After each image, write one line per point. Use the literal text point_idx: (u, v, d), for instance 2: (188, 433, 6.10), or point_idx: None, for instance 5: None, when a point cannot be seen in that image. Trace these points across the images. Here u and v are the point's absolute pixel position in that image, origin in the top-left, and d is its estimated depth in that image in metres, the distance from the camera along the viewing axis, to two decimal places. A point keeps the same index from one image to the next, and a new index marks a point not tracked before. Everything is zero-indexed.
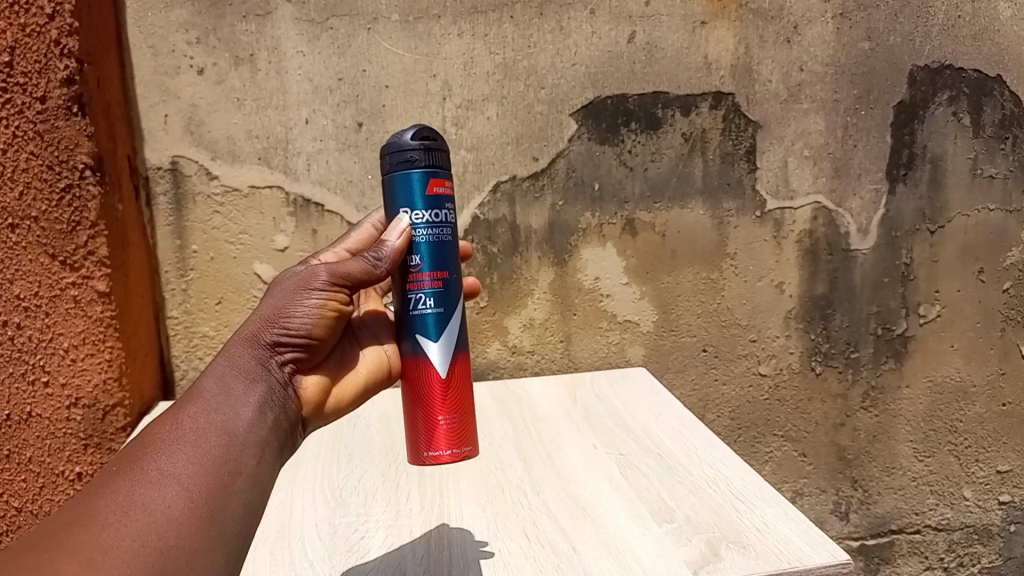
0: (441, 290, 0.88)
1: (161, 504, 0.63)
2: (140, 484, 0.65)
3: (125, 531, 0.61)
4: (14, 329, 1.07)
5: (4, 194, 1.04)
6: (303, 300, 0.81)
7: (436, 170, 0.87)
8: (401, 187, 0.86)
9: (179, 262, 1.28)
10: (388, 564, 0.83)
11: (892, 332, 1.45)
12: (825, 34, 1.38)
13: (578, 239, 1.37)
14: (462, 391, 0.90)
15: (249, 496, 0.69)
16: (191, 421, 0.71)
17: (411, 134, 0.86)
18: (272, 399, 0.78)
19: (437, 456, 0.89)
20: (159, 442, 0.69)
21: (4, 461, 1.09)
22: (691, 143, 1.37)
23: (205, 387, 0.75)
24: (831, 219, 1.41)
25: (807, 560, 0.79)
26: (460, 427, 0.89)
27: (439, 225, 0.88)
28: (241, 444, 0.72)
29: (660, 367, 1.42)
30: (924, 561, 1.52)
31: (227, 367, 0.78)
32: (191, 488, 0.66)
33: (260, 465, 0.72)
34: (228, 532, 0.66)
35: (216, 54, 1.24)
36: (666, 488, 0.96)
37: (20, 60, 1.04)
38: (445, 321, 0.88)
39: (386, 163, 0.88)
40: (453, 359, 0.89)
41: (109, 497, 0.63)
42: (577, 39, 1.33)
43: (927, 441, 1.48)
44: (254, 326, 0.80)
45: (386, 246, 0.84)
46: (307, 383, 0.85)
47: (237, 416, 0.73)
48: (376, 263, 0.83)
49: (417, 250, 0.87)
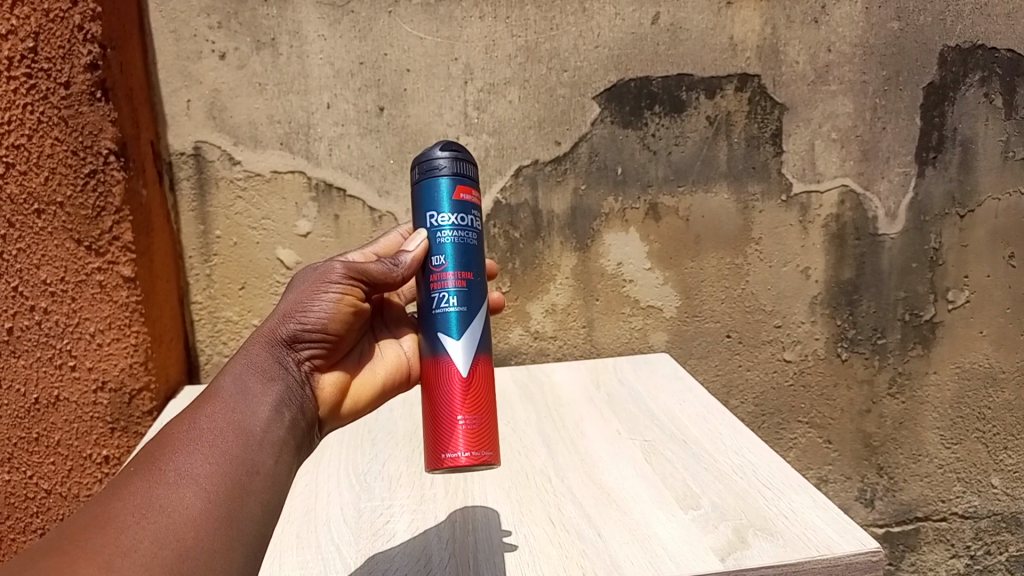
0: (464, 289, 0.87)
1: (180, 504, 0.63)
2: (159, 484, 0.65)
3: (143, 532, 0.60)
4: (41, 315, 1.08)
5: (29, 179, 1.04)
6: (320, 296, 0.81)
7: (463, 178, 0.87)
8: (429, 193, 0.87)
9: (202, 247, 1.29)
10: (414, 549, 0.83)
11: (919, 318, 1.42)
12: (853, 14, 1.35)
13: (600, 224, 1.35)
14: (483, 393, 0.87)
15: (267, 494, 0.70)
16: (208, 421, 0.71)
17: (440, 146, 0.87)
18: (289, 398, 0.78)
19: (455, 459, 0.84)
20: (176, 442, 0.69)
21: (33, 444, 1.10)
22: (715, 126, 1.35)
23: (223, 385, 0.76)
24: (859, 203, 1.39)
25: (837, 548, 0.79)
26: (480, 429, 0.85)
27: (466, 228, 0.87)
28: (258, 444, 0.72)
29: (683, 353, 1.41)
30: (950, 549, 1.49)
31: (244, 365, 0.78)
32: (209, 489, 0.66)
33: (278, 464, 0.73)
34: (247, 530, 0.66)
35: (237, 39, 1.24)
36: (691, 474, 0.95)
37: (44, 45, 1.03)
38: (468, 321, 0.87)
39: (416, 172, 0.89)
40: (474, 360, 0.87)
41: (127, 498, 0.63)
42: (600, 21, 1.31)
43: (954, 427, 1.46)
44: (272, 323, 0.81)
45: (405, 254, 0.86)
46: (326, 383, 0.85)
47: (253, 415, 0.74)
48: (393, 267, 0.85)
49: (441, 251, 0.86)
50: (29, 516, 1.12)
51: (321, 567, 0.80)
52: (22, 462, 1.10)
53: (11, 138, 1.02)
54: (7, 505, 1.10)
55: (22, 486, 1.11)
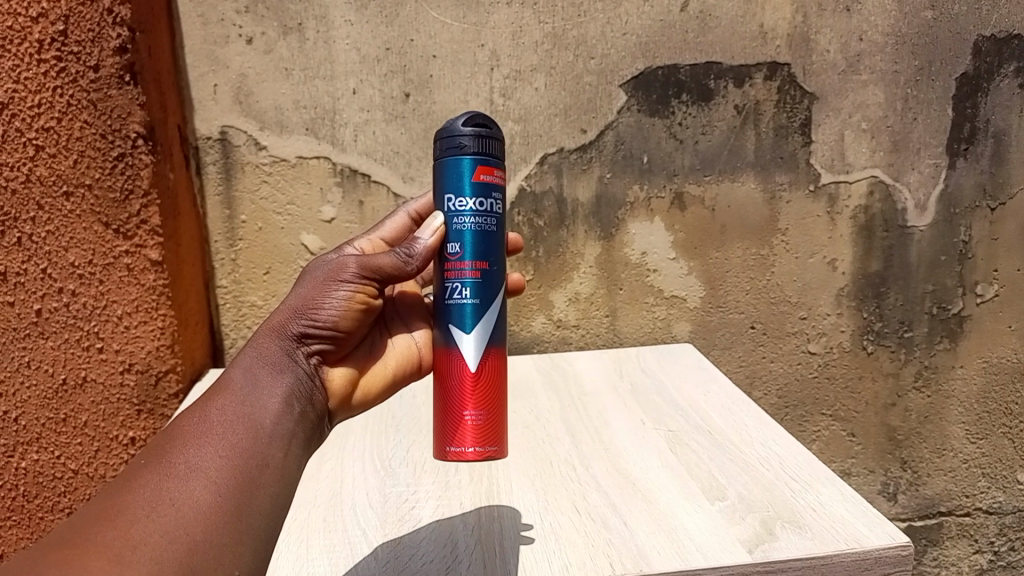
0: (480, 280, 0.84)
1: (189, 498, 0.64)
2: (169, 478, 0.65)
3: (152, 527, 0.61)
4: (69, 297, 1.09)
5: (58, 162, 1.06)
6: (331, 293, 0.80)
7: (486, 158, 0.83)
8: (449, 174, 0.84)
9: (228, 232, 1.29)
10: (440, 535, 0.83)
11: (947, 311, 1.41)
12: (886, 2, 1.33)
13: (625, 213, 1.35)
14: (493, 387, 0.86)
15: (278, 489, 0.70)
16: (218, 414, 0.72)
17: (463, 120, 0.83)
18: (298, 390, 0.78)
19: (462, 453, 0.85)
20: (187, 435, 0.69)
21: (60, 425, 1.12)
22: (743, 115, 1.34)
23: (233, 377, 0.76)
24: (888, 195, 1.37)
25: (866, 542, 0.78)
26: (486, 424, 0.85)
27: (485, 214, 0.84)
28: (268, 435, 0.72)
29: (707, 344, 1.40)
30: (973, 545, 1.48)
31: (254, 358, 0.78)
32: (218, 482, 0.66)
33: (288, 456, 0.73)
34: (257, 524, 0.67)
35: (265, 23, 1.24)
36: (717, 465, 0.95)
37: (74, 29, 1.04)
38: (482, 313, 0.84)
39: (438, 147, 0.85)
40: (486, 353, 0.85)
41: (138, 490, 0.64)
42: (628, 8, 1.30)
43: (980, 423, 1.44)
44: (282, 317, 0.80)
45: (418, 243, 0.83)
46: (335, 376, 0.84)
47: (263, 408, 0.74)
48: (407, 259, 0.82)
49: (458, 238, 0.83)
50: (57, 495, 1.13)
51: (348, 551, 0.80)
52: (50, 441, 1.11)
53: (42, 121, 1.04)
54: (36, 483, 1.12)
55: (50, 466, 1.12)
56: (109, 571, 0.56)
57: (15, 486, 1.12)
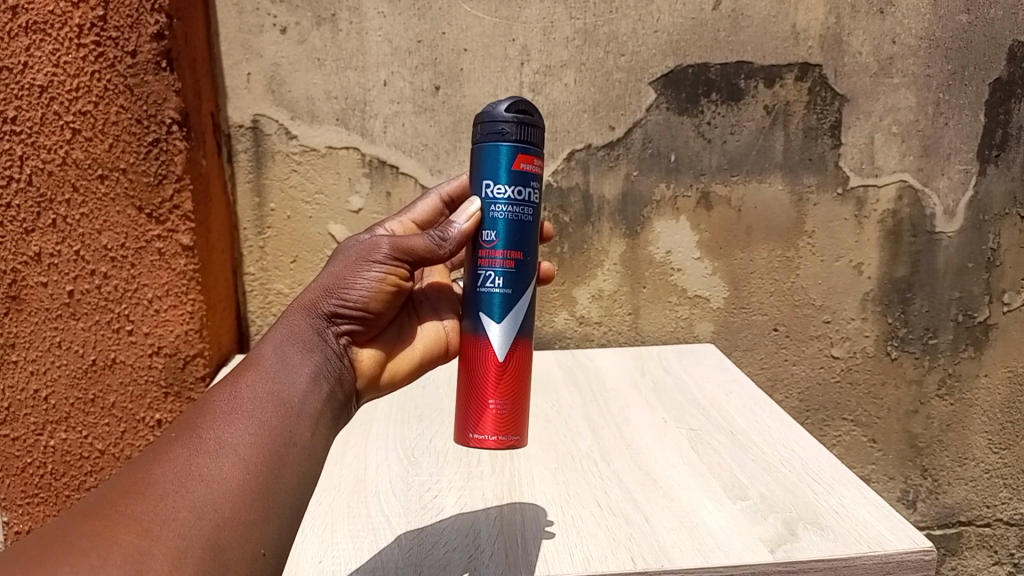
0: (512, 270, 0.85)
1: (217, 474, 0.65)
2: (199, 453, 0.66)
3: (181, 501, 0.62)
4: (101, 279, 1.10)
5: (94, 145, 1.07)
6: (363, 273, 0.81)
7: (526, 147, 0.83)
8: (488, 159, 0.84)
9: (257, 220, 1.30)
10: (462, 524, 0.83)
11: (973, 319, 1.40)
12: (921, 5, 1.31)
13: (651, 211, 1.35)
14: (518, 378, 0.86)
15: (303, 468, 0.71)
16: (249, 391, 0.73)
17: (506, 106, 0.83)
18: (327, 369, 0.79)
19: (482, 440, 0.85)
20: (217, 412, 0.70)
21: (88, 405, 1.13)
22: (773, 116, 1.33)
23: (263, 353, 0.77)
24: (917, 200, 1.36)
25: (889, 545, 0.78)
26: (510, 414, 0.85)
27: (522, 204, 0.84)
28: (296, 413, 0.73)
29: (728, 344, 1.40)
30: (993, 555, 1.47)
31: (285, 335, 0.79)
32: (246, 459, 0.67)
33: (315, 436, 0.73)
34: (283, 502, 0.67)
35: (298, 13, 1.25)
36: (738, 464, 0.95)
37: (113, 14, 1.05)
38: (512, 303, 0.85)
39: (478, 132, 0.85)
40: (513, 344, 0.86)
41: (169, 465, 0.65)
42: (659, 5, 1.30)
43: (1003, 432, 1.43)
44: (314, 295, 0.81)
45: (453, 227, 0.83)
46: (363, 356, 0.85)
47: (293, 386, 0.75)
48: (441, 243, 0.83)
49: (493, 226, 0.84)
50: (82, 474, 1.15)
51: (371, 536, 0.81)
52: (78, 421, 1.14)
53: (79, 105, 1.06)
54: (63, 462, 1.15)
55: (77, 446, 1.14)
56: (138, 546, 0.57)
57: (42, 464, 1.14)
